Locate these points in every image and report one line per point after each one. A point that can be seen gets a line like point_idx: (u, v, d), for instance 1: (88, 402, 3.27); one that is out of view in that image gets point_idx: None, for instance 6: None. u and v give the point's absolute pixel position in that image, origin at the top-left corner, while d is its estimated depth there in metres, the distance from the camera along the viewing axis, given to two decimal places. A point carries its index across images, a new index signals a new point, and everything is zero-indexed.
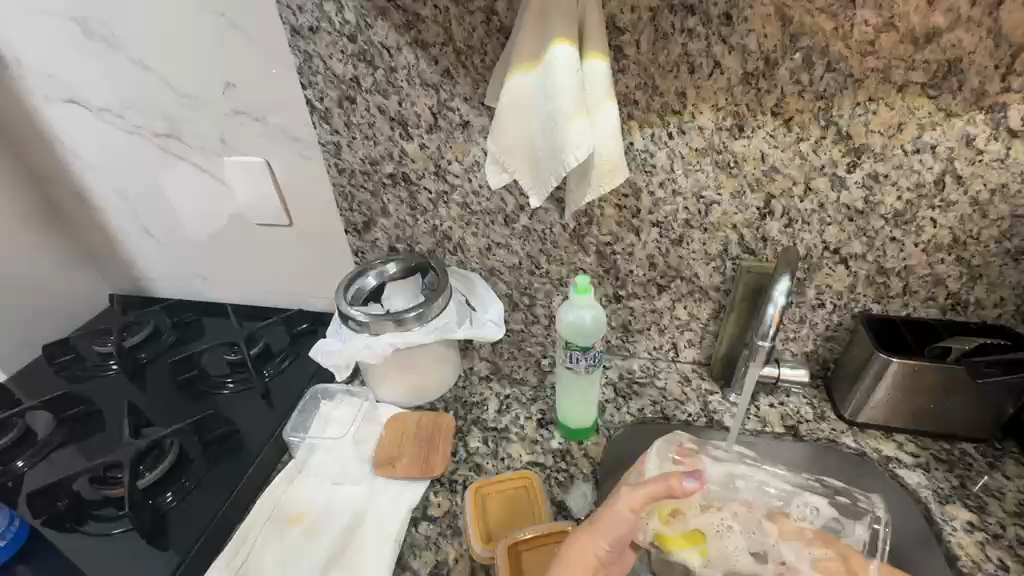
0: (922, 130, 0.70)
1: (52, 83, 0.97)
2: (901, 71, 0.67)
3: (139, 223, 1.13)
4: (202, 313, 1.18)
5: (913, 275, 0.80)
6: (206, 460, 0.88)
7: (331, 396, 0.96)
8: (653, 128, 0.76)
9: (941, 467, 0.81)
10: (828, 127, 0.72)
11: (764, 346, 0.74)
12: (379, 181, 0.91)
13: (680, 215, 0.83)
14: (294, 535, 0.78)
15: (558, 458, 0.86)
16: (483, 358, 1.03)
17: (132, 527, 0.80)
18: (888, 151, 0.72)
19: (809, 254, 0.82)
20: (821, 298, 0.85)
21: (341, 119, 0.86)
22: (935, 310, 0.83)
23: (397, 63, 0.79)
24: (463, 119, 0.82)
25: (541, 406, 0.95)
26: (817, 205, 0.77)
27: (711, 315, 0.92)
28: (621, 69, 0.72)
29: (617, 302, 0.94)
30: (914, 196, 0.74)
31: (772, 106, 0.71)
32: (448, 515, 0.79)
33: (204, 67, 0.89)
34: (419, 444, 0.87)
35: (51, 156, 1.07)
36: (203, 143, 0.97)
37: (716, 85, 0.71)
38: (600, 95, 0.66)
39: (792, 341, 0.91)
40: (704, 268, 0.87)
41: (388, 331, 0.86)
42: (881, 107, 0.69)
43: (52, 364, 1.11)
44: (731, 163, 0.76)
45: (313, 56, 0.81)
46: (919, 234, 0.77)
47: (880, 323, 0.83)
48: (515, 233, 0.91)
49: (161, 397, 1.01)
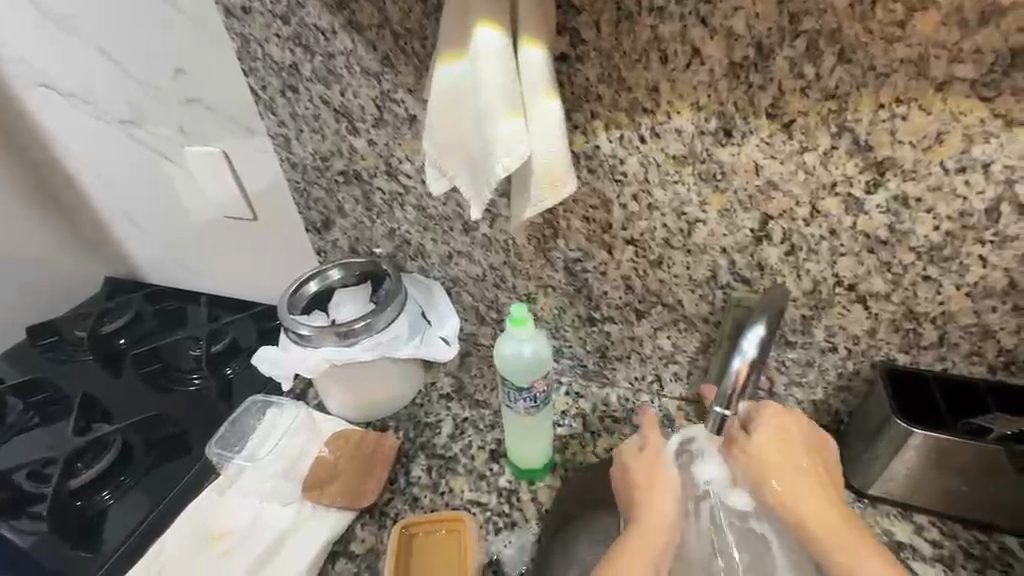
0: (970, 142, 0.53)
1: (24, 67, 0.96)
2: (942, 63, 0.50)
3: (120, 211, 1.11)
4: (184, 299, 1.14)
5: (954, 323, 0.63)
6: (148, 461, 0.87)
7: (277, 404, 0.90)
8: (621, 129, 0.63)
9: (969, 565, 0.65)
10: (841, 135, 0.56)
11: (720, 411, 0.58)
12: (331, 178, 0.83)
13: (658, 233, 0.69)
14: (210, 556, 0.75)
15: (503, 499, 0.77)
16: (448, 374, 0.93)
17: (52, 530, 0.80)
18: (921, 168, 0.55)
19: (817, 289, 0.66)
20: (832, 341, 0.69)
21: (286, 110, 0.78)
22: (983, 368, 0.65)
23: (334, 48, 0.70)
24: (410, 112, 0.72)
25: (498, 435, 0.85)
26: (826, 230, 0.62)
27: (699, 348, 0.78)
28: (579, 57, 0.59)
29: (591, 325, 0.82)
30: (957, 226, 0.57)
31: (768, 106, 0.57)
32: (369, 553, 0.73)
33: (155, 53, 0.84)
34: (354, 468, 0.80)
35: (37, 138, 1.06)
36: (164, 132, 0.93)
37: (695, 79, 0.57)
38: (537, 91, 0.54)
39: (798, 387, 0.75)
40: (689, 296, 0.73)
41: (328, 343, 0.79)
42: (912, 110, 0.53)
43: (36, 346, 1.12)
44: (718, 175, 0.62)
45: (250, 39, 0.74)
46: (963, 275, 0.60)
47: (906, 378, 0.67)
48: (476, 241, 0.81)
49: (124, 388, 1.00)
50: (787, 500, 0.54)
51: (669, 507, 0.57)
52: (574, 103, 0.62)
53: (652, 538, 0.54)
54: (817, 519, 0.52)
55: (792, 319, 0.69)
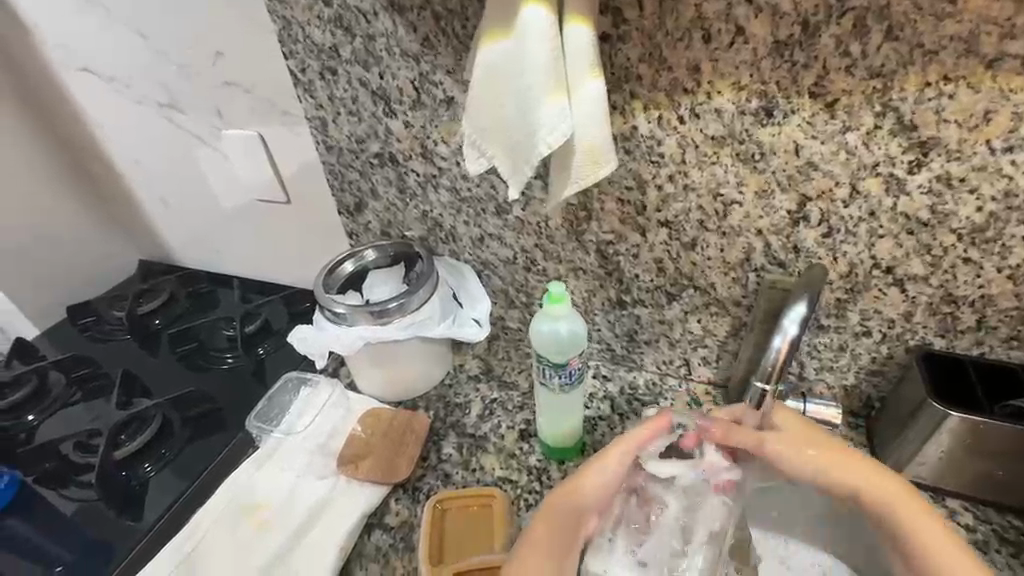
0: (1018, 120, 0.53)
1: (68, 53, 0.99)
2: (992, 40, 0.50)
3: (156, 195, 1.13)
4: (216, 282, 1.17)
5: (994, 307, 0.63)
6: (187, 435, 0.90)
7: (312, 382, 0.93)
8: (660, 109, 0.63)
9: (1004, 550, 0.65)
10: (885, 114, 0.56)
11: (758, 389, 0.57)
12: (366, 161, 0.85)
13: (693, 215, 0.69)
14: (250, 526, 0.77)
15: (533, 477, 0.78)
16: (476, 356, 0.94)
17: (99, 498, 0.83)
18: (966, 147, 0.55)
19: (853, 272, 0.66)
20: (867, 325, 0.69)
21: (325, 93, 0.80)
22: (1022, 353, 0.65)
23: (375, 30, 0.71)
24: (447, 94, 0.73)
25: (527, 416, 0.86)
26: (866, 212, 0.62)
27: (730, 332, 0.78)
28: (621, 37, 0.60)
29: (621, 308, 0.82)
30: (1001, 207, 0.57)
31: (811, 85, 0.57)
32: (404, 526, 0.75)
33: (195, 37, 0.86)
34: (387, 444, 0.81)
35: (76, 122, 1.09)
36: (202, 115, 0.95)
37: (737, 58, 0.58)
38: (581, 68, 0.54)
39: (829, 371, 0.75)
40: (721, 279, 0.73)
41: (363, 323, 0.80)
42: (960, 88, 0.53)
43: (76, 325, 1.15)
44: (757, 155, 0.62)
45: (292, 22, 0.75)
46: (1005, 258, 0.60)
47: (943, 362, 0.66)
48: (508, 224, 0.82)
49: (161, 366, 1.03)
50: (843, 475, 0.57)
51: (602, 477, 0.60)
52: (613, 83, 0.63)
53: (594, 494, 0.59)
54: (870, 486, 0.57)
55: (827, 302, 0.69)
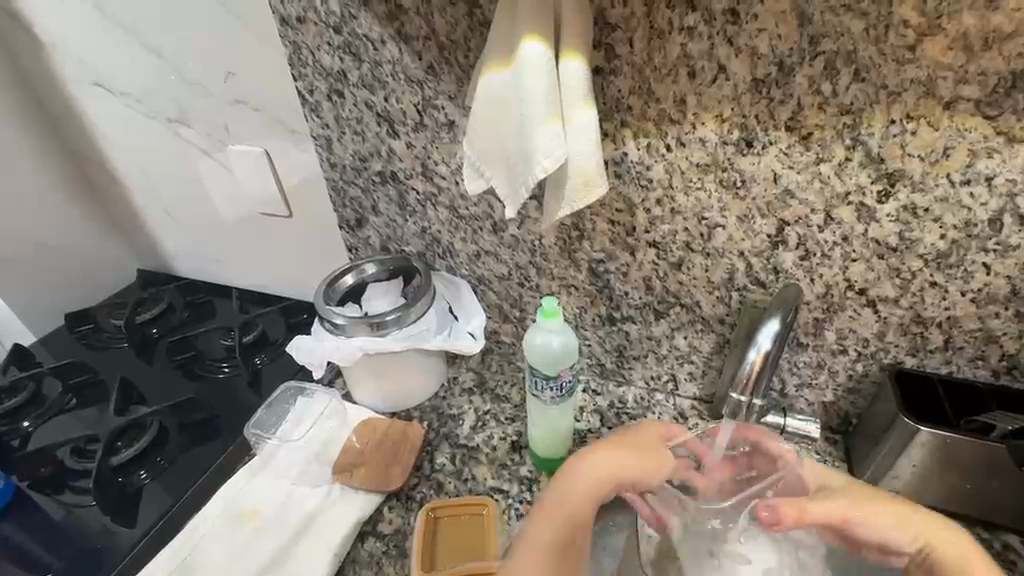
0: (975, 156, 0.58)
1: (82, 68, 1.02)
2: (949, 84, 0.55)
3: (159, 205, 1.15)
4: (214, 293, 1.19)
5: (959, 329, 0.67)
6: (182, 442, 0.91)
7: (309, 392, 0.94)
8: (649, 138, 0.67)
9: None
10: (855, 147, 0.61)
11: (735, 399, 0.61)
12: (369, 178, 0.88)
13: (680, 236, 0.73)
14: (245, 531, 0.79)
15: (525, 487, 0.81)
16: (469, 369, 0.97)
17: (95, 503, 0.84)
18: (929, 180, 0.60)
19: (829, 293, 0.70)
20: (842, 343, 0.73)
21: (331, 113, 0.84)
22: (985, 373, 0.69)
23: (382, 57, 0.76)
24: (449, 118, 0.77)
25: (519, 428, 0.88)
26: (839, 237, 0.66)
27: (714, 348, 0.81)
28: (612, 70, 0.65)
29: (610, 324, 0.85)
30: (961, 235, 0.62)
31: (787, 120, 0.61)
32: (397, 534, 0.77)
33: (207, 55, 0.90)
34: (382, 451, 0.83)
35: (85, 133, 1.12)
36: (210, 131, 0.99)
37: (720, 93, 0.62)
38: (575, 98, 0.59)
39: (808, 388, 0.78)
40: (706, 297, 0.77)
41: (360, 334, 0.83)
42: (921, 126, 0.58)
43: (74, 332, 1.16)
44: (739, 182, 0.67)
45: (302, 46, 0.79)
46: (968, 282, 0.64)
47: (912, 380, 0.70)
48: (504, 242, 0.85)
49: (158, 374, 1.04)
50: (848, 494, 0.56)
51: (583, 479, 0.55)
52: (605, 112, 0.67)
53: (573, 500, 0.55)
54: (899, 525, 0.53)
55: (805, 321, 0.73)
